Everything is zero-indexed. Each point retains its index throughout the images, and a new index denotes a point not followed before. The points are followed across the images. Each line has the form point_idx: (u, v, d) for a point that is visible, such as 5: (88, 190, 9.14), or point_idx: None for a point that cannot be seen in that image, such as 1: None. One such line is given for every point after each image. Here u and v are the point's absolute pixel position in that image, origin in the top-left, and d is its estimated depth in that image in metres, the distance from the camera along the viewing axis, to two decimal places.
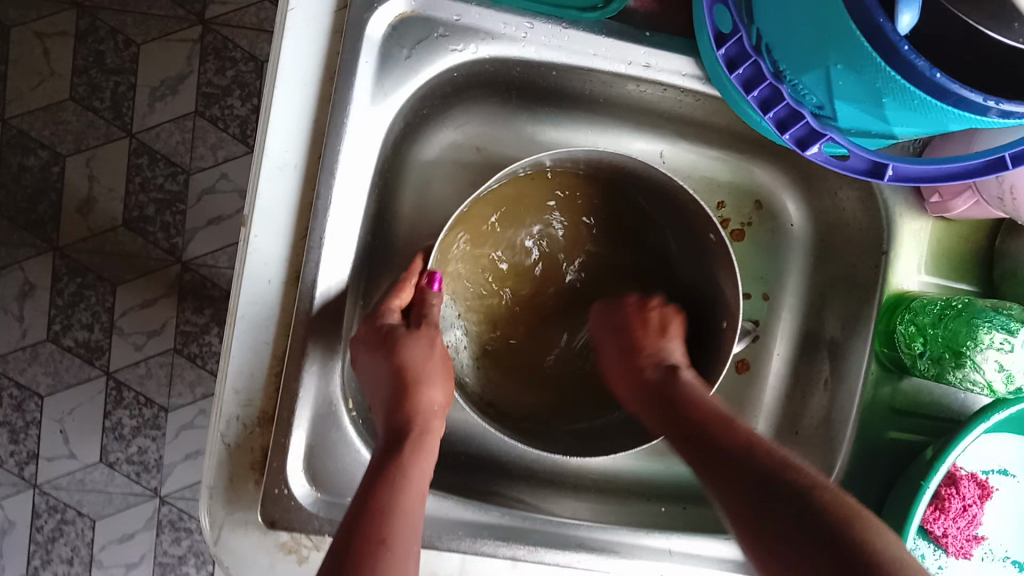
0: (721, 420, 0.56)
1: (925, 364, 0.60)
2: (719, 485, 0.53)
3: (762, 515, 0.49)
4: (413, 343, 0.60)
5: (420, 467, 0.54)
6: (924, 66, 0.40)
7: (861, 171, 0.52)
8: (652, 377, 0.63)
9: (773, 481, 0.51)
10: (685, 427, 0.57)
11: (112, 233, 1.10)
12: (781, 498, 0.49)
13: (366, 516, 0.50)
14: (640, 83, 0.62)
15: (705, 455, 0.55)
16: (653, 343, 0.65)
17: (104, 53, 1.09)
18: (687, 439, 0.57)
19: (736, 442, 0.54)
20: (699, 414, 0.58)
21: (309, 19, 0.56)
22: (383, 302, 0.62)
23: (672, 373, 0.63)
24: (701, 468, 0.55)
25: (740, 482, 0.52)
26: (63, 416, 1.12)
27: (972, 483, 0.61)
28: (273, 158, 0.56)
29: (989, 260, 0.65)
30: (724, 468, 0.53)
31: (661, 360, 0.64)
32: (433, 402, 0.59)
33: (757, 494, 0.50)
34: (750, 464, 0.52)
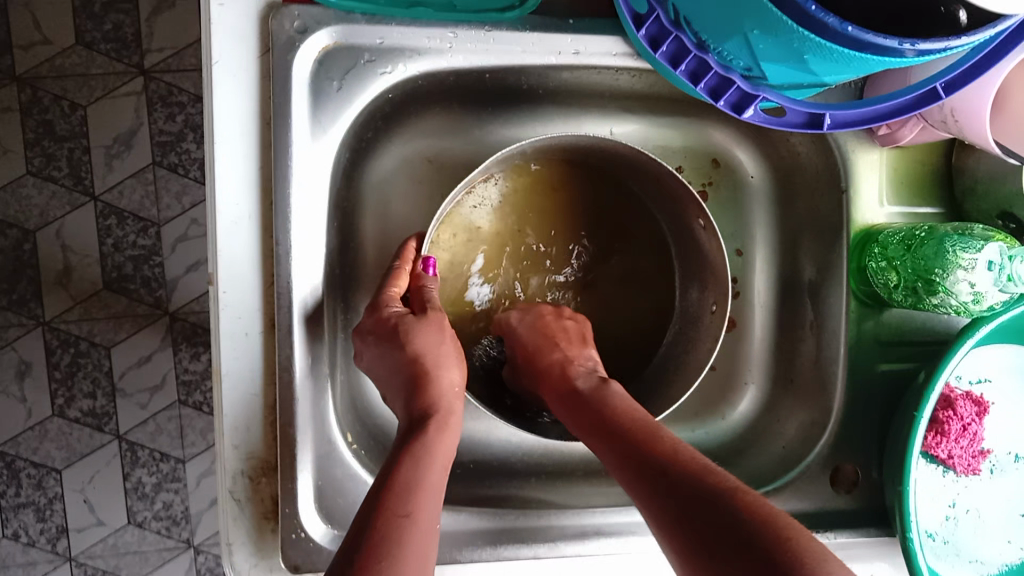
0: (642, 427, 0.55)
1: (902, 295, 0.61)
2: (670, 511, 0.49)
3: (711, 550, 0.46)
4: (423, 330, 0.60)
5: (444, 448, 0.54)
6: (835, 23, 0.40)
7: (800, 124, 0.52)
8: (582, 388, 0.61)
9: (694, 487, 0.49)
10: (618, 435, 0.55)
11: (96, 298, 1.11)
12: (707, 506, 0.47)
13: (389, 494, 0.49)
14: (574, 69, 0.62)
15: (620, 459, 0.54)
16: (568, 349, 0.64)
17: (52, 121, 1.08)
18: (625, 452, 0.54)
19: (643, 438, 0.54)
20: (622, 419, 0.56)
21: (235, 71, 0.55)
22: (383, 289, 0.62)
23: (602, 383, 0.61)
24: (623, 477, 0.53)
25: (687, 507, 0.48)
26: (84, 486, 1.13)
27: (967, 401, 0.62)
28: (235, 214, 0.56)
29: (949, 177, 0.65)
30: (663, 482, 0.50)
31: (591, 372, 0.63)
32: (450, 383, 0.59)
33: (702, 523, 0.47)
34: (689, 483, 0.49)
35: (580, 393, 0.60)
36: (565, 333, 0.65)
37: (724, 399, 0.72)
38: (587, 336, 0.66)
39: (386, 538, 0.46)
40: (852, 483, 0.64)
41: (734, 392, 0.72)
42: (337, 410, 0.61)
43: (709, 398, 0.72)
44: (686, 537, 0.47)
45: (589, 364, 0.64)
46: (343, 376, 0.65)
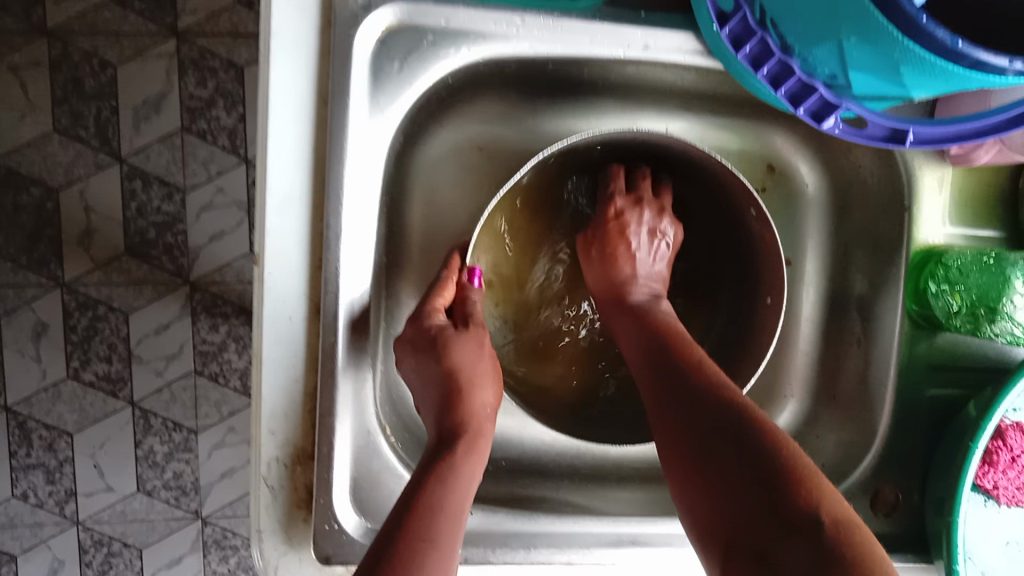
0: (679, 346, 0.57)
1: (960, 321, 0.59)
2: (678, 428, 0.51)
3: (711, 461, 0.48)
4: (462, 345, 0.58)
5: (471, 471, 0.53)
6: (944, 37, 0.39)
7: (880, 138, 0.51)
8: (632, 300, 0.63)
9: (703, 395, 0.52)
10: (657, 355, 0.57)
11: (116, 262, 1.09)
12: (717, 422, 0.49)
13: (413, 516, 0.48)
14: (640, 64, 0.60)
15: (657, 372, 0.55)
16: (640, 263, 0.65)
17: (82, 79, 1.05)
18: (659, 366, 0.56)
19: (679, 357, 0.55)
20: (661, 338, 0.58)
21: (295, 44, 0.53)
22: (427, 300, 0.61)
23: (653, 300, 0.63)
24: (653, 388, 0.55)
25: (697, 422, 0.50)
26: (95, 451, 1.12)
27: (1019, 432, 0.61)
28: (286, 192, 0.54)
29: (1014, 203, 0.63)
30: (688, 397, 0.52)
31: (649, 288, 0.65)
32: (483, 404, 0.58)
33: (711, 432, 0.49)
34: (708, 400, 0.51)
35: (629, 305, 0.63)
36: (642, 237, 0.65)
37: (763, 412, 0.70)
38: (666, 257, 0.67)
39: (402, 563, 0.45)
40: (890, 505, 0.62)
41: (774, 405, 0.70)
42: (377, 402, 0.60)
43: None
44: (686, 448, 0.50)
45: (653, 283, 0.65)
46: (383, 365, 0.63)
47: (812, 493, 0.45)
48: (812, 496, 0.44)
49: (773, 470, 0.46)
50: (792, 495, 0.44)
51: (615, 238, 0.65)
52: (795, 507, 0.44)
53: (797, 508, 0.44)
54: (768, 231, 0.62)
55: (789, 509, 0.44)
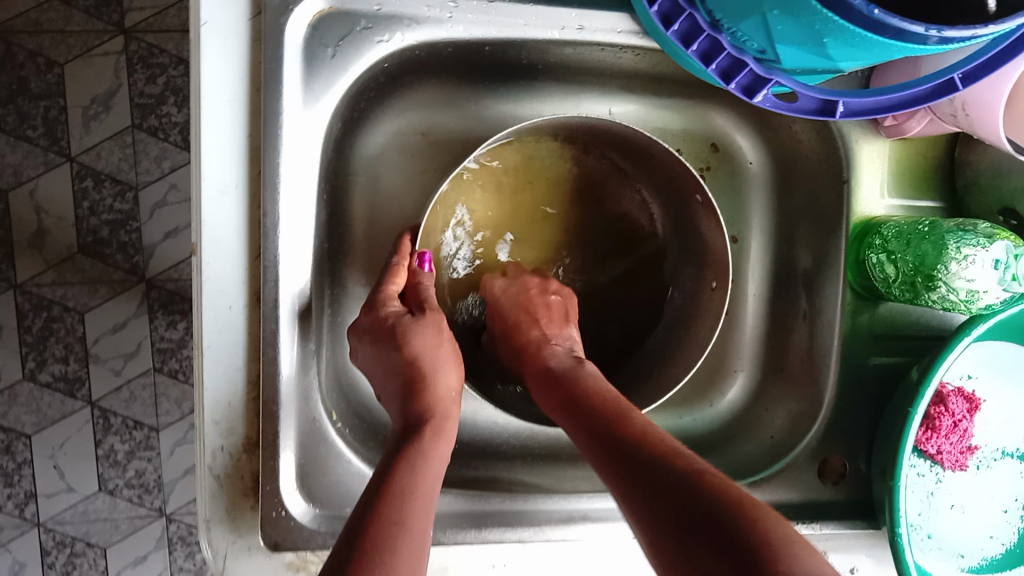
0: (602, 403, 0.54)
1: (899, 289, 0.60)
2: (625, 493, 0.47)
3: (675, 528, 0.42)
4: (419, 332, 0.59)
5: (439, 457, 0.53)
6: (861, 5, 0.39)
7: (812, 111, 0.51)
8: (555, 367, 0.60)
9: (633, 451, 0.49)
10: (575, 407, 0.55)
11: (69, 262, 1.08)
12: (655, 471, 0.46)
13: (383, 501, 0.48)
14: (575, 45, 0.60)
15: (589, 433, 0.53)
16: (550, 327, 0.65)
17: (27, 78, 1.04)
18: (589, 429, 0.53)
19: (608, 419, 0.52)
20: (594, 401, 0.55)
21: (224, 33, 0.53)
22: (381, 287, 0.61)
23: (576, 364, 0.60)
24: (590, 452, 0.52)
25: (636, 474, 0.47)
26: (55, 452, 1.10)
27: (960, 397, 0.62)
28: (221, 182, 0.54)
29: (950, 172, 0.64)
30: (609, 442, 0.51)
31: (566, 350, 0.63)
32: (448, 387, 0.58)
33: (660, 480, 0.46)
34: (636, 458, 0.48)
35: (557, 374, 0.60)
36: (544, 310, 0.65)
37: (712, 386, 0.71)
38: (570, 313, 0.66)
39: (377, 546, 0.45)
40: (838, 474, 0.63)
41: (723, 380, 0.71)
42: (322, 388, 0.60)
43: (699, 385, 0.71)
44: (636, 513, 0.46)
45: (569, 343, 0.64)
46: (329, 352, 0.63)
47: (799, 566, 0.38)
48: (793, 566, 0.37)
49: (711, 504, 0.42)
50: (743, 529, 0.40)
51: (524, 311, 0.65)
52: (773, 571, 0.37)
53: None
54: (711, 211, 0.62)
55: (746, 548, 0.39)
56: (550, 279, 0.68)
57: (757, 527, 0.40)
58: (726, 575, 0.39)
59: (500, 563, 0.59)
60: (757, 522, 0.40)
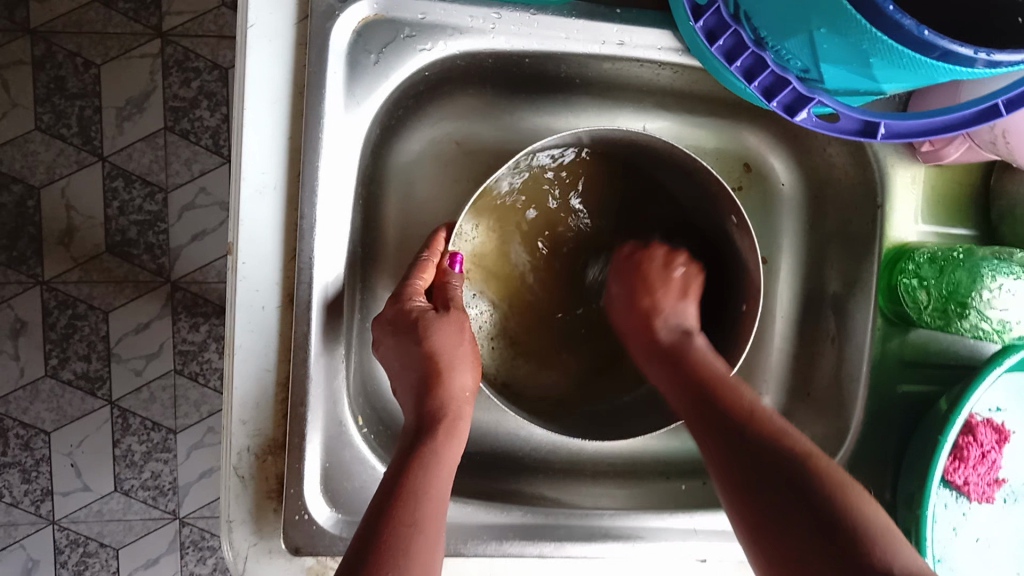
0: (732, 388, 0.56)
1: (930, 317, 0.59)
2: (748, 486, 0.52)
3: (788, 518, 0.49)
4: (440, 327, 0.59)
5: (450, 454, 0.54)
6: (911, 25, 0.40)
7: (853, 131, 0.51)
8: (666, 341, 0.63)
9: (767, 444, 0.52)
10: (698, 388, 0.57)
11: (97, 261, 1.09)
12: (778, 470, 0.51)
13: (396, 501, 0.49)
14: (615, 61, 0.60)
15: (704, 412, 0.56)
16: (667, 302, 0.65)
17: (65, 78, 1.06)
18: (694, 398, 0.57)
19: (727, 398, 0.56)
20: (704, 376, 0.58)
21: (269, 36, 0.54)
22: (408, 282, 0.61)
23: (686, 336, 0.63)
24: (700, 427, 0.56)
25: (745, 462, 0.52)
26: (73, 449, 1.11)
27: (988, 428, 0.61)
28: (260, 182, 0.54)
29: (984, 200, 0.64)
30: (728, 434, 0.54)
31: (676, 325, 0.64)
32: (462, 387, 0.58)
33: (758, 476, 0.51)
34: (765, 443, 0.53)
35: (668, 353, 0.62)
36: (665, 284, 0.65)
37: None
38: (689, 288, 0.66)
39: (390, 551, 0.46)
40: None
41: None
42: (350, 393, 0.60)
43: None
44: (734, 483, 0.52)
45: (679, 319, 0.65)
46: (356, 358, 0.63)
47: (893, 556, 0.46)
48: (885, 554, 0.45)
49: (836, 525, 0.47)
50: (875, 562, 0.45)
51: (649, 277, 0.66)
52: (873, 565, 0.45)
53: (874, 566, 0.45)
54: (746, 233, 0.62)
55: (856, 555, 0.46)
56: (676, 250, 0.67)
57: (876, 549, 0.46)
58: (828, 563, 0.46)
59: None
60: (845, 496, 0.48)
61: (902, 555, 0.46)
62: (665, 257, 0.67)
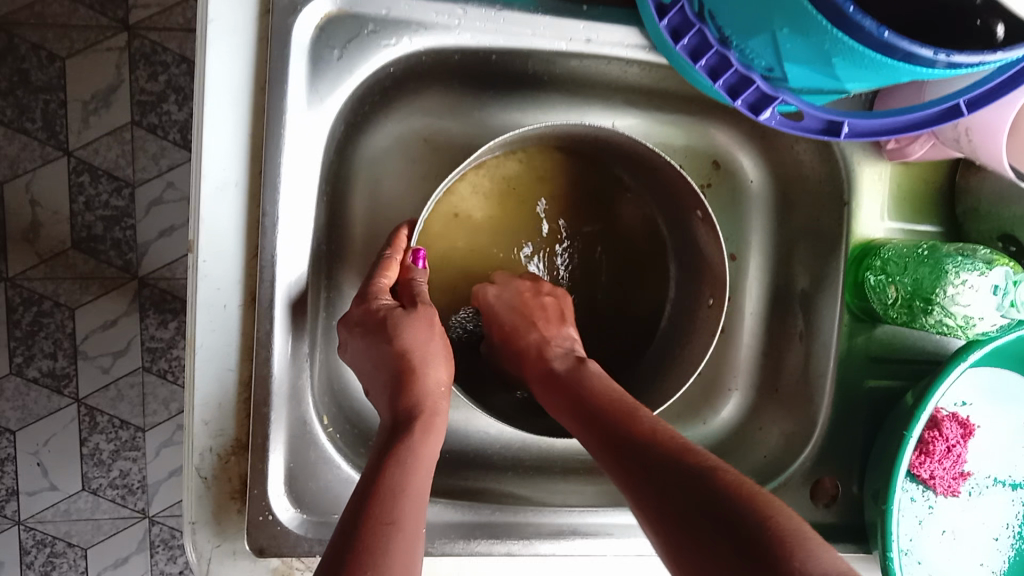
0: (630, 414, 0.53)
1: (897, 312, 0.60)
2: (676, 525, 0.44)
3: (697, 535, 0.42)
4: (411, 325, 0.58)
5: (428, 453, 0.52)
6: (870, 26, 0.40)
7: (817, 131, 0.51)
8: (558, 368, 0.61)
9: (669, 462, 0.47)
10: (583, 406, 0.55)
11: (62, 257, 1.07)
12: (687, 489, 0.45)
13: (374, 500, 0.47)
14: (583, 58, 0.60)
15: (614, 446, 0.51)
16: (545, 329, 0.64)
17: (28, 71, 1.03)
18: (590, 420, 0.54)
19: (630, 422, 0.52)
20: (610, 405, 0.54)
21: (229, 31, 0.53)
22: (373, 280, 0.61)
23: (579, 364, 0.60)
24: (609, 458, 0.51)
25: (659, 486, 0.46)
26: (39, 449, 1.09)
27: (954, 422, 0.62)
28: (221, 180, 0.54)
29: (951, 198, 0.64)
30: (623, 443, 0.50)
31: (566, 350, 0.63)
32: (437, 382, 0.57)
33: (678, 506, 0.44)
34: (674, 466, 0.47)
35: (560, 378, 0.59)
36: (542, 311, 0.65)
37: (706, 404, 0.70)
38: (566, 314, 0.66)
39: (369, 549, 0.44)
40: (830, 496, 0.63)
41: (716, 398, 0.71)
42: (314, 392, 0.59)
43: (693, 402, 0.70)
44: (646, 499, 0.46)
45: (567, 344, 0.64)
46: (321, 354, 0.62)
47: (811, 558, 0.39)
48: (807, 558, 0.38)
49: (757, 535, 0.40)
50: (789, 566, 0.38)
51: (518, 314, 0.64)
52: (790, 566, 0.38)
53: (750, 526, 0.41)
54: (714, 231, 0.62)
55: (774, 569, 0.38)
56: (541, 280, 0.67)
57: (792, 555, 0.39)
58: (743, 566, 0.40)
59: None
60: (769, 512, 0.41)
61: (823, 558, 0.39)
62: (531, 286, 0.66)
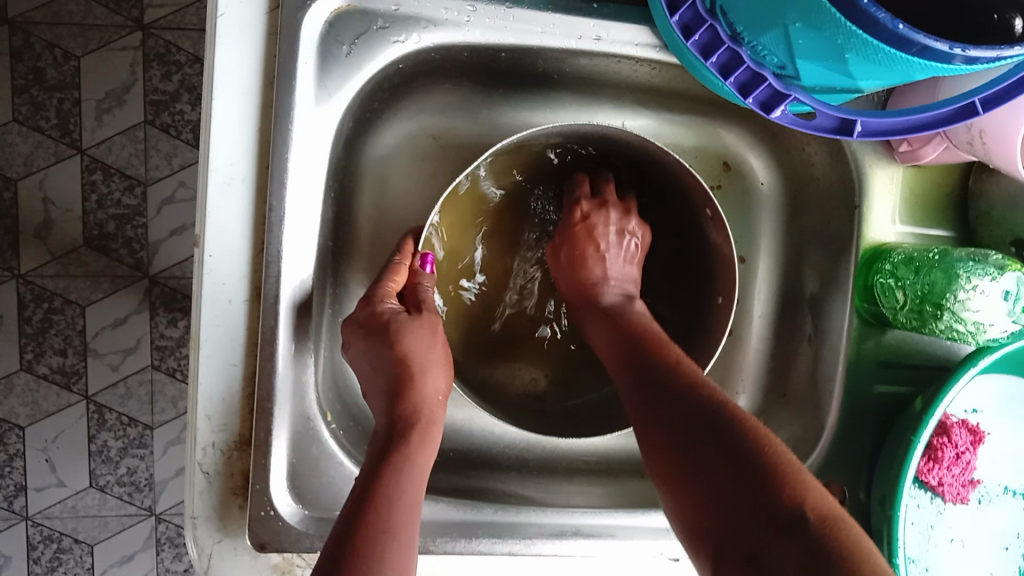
0: (665, 355, 0.55)
1: (907, 316, 0.59)
2: (681, 457, 0.47)
3: (701, 466, 0.45)
4: (416, 330, 0.59)
5: (424, 460, 0.53)
6: (886, 19, 0.39)
7: (830, 130, 0.50)
8: (608, 304, 0.63)
9: (697, 400, 0.49)
10: (635, 357, 0.56)
11: (74, 255, 1.07)
12: (710, 429, 0.47)
13: (370, 504, 0.48)
14: (593, 56, 0.59)
15: (645, 380, 0.53)
16: (609, 263, 0.65)
17: (44, 69, 1.04)
18: (633, 363, 0.55)
19: (664, 362, 0.54)
20: (647, 347, 0.56)
21: (239, 26, 0.53)
22: (380, 284, 0.60)
23: (628, 301, 0.64)
24: (637, 392, 0.53)
25: (680, 423, 0.48)
26: (47, 445, 1.10)
27: (963, 430, 0.61)
28: (229, 174, 0.54)
29: (964, 202, 0.63)
30: (654, 381, 0.52)
31: (619, 291, 0.65)
32: (435, 390, 0.58)
33: (694, 436, 0.47)
34: (697, 410, 0.48)
35: (608, 313, 0.62)
36: (609, 238, 0.65)
37: None
38: (634, 258, 0.67)
39: (365, 552, 0.45)
40: (835, 503, 0.62)
41: None
42: (319, 390, 0.59)
43: None
44: (664, 434, 0.49)
45: (623, 284, 0.65)
46: (326, 351, 0.62)
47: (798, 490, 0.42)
48: (794, 489, 0.42)
49: (751, 457, 0.44)
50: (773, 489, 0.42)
51: (583, 240, 0.65)
52: (773, 495, 0.42)
53: (782, 507, 0.41)
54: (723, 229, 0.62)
55: (767, 496, 0.42)
56: (623, 215, 0.66)
57: (783, 484, 0.42)
58: (737, 492, 0.43)
59: None
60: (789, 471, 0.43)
61: (810, 487, 0.43)
62: (600, 214, 0.65)
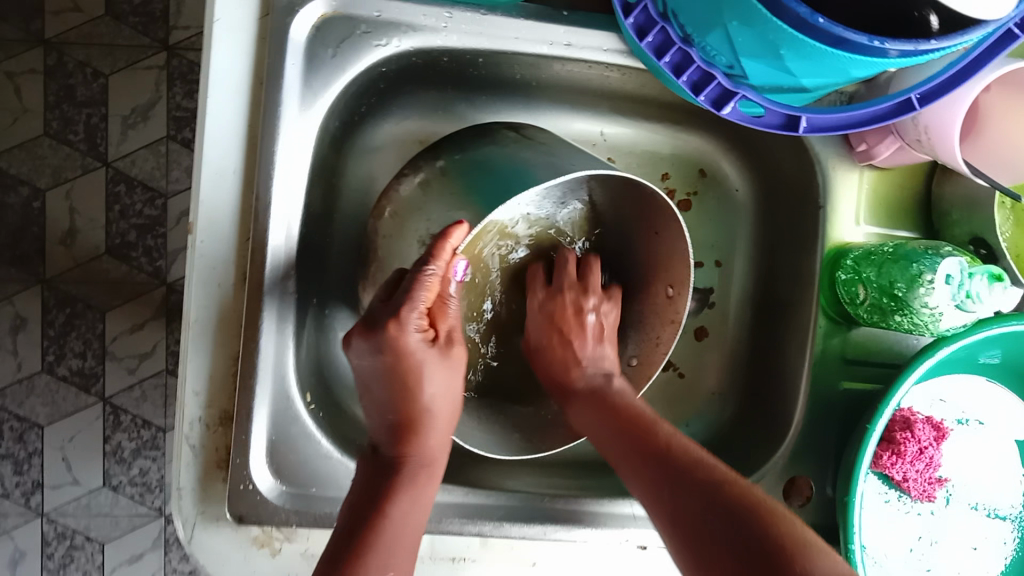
0: (651, 426, 0.61)
1: (867, 312, 0.61)
2: (697, 529, 0.53)
3: (717, 546, 0.51)
4: (437, 369, 0.60)
5: (423, 495, 0.57)
6: (806, 13, 0.42)
7: (777, 126, 0.53)
8: (587, 386, 0.65)
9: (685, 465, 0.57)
10: (626, 433, 0.60)
11: (96, 262, 1.12)
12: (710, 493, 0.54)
13: (367, 539, 0.53)
14: (565, 62, 0.63)
15: (647, 467, 0.58)
16: (583, 347, 0.67)
17: (74, 86, 1.10)
18: (630, 450, 0.60)
19: (655, 440, 0.60)
20: (635, 424, 0.61)
21: (232, 29, 0.57)
22: (413, 293, 0.56)
23: (607, 382, 0.65)
24: (641, 487, 0.58)
25: (684, 489, 0.55)
26: (64, 445, 1.14)
27: (926, 425, 0.62)
28: (220, 166, 0.58)
29: (927, 205, 0.66)
30: (651, 458, 0.58)
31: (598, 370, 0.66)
32: (439, 438, 0.60)
33: (701, 513, 0.53)
34: (692, 479, 0.56)
35: (591, 391, 0.64)
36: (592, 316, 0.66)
37: (689, 405, 0.73)
38: (606, 334, 0.68)
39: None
40: (805, 496, 0.63)
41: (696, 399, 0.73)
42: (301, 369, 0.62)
43: (672, 402, 0.73)
44: (667, 499, 0.55)
45: (597, 364, 0.67)
46: (313, 335, 0.65)
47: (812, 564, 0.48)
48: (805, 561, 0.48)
49: (755, 527, 0.51)
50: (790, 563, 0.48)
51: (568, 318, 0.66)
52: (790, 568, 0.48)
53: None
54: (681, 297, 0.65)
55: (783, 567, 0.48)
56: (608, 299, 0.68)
57: (794, 555, 0.49)
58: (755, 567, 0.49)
59: (460, 556, 0.61)
60: (783, 527, 0.51)
61: (819, 557, 0.49)
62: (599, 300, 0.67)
